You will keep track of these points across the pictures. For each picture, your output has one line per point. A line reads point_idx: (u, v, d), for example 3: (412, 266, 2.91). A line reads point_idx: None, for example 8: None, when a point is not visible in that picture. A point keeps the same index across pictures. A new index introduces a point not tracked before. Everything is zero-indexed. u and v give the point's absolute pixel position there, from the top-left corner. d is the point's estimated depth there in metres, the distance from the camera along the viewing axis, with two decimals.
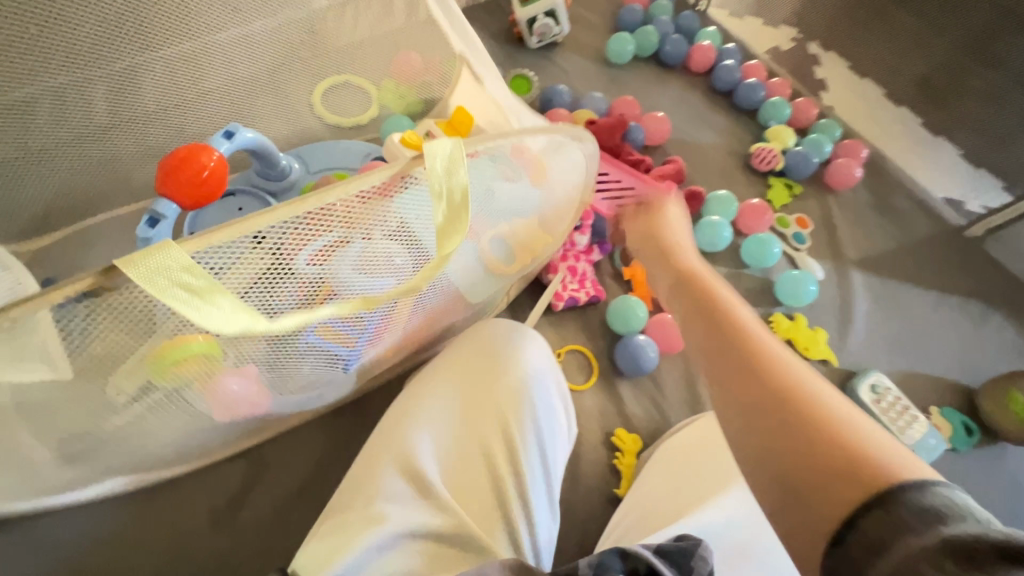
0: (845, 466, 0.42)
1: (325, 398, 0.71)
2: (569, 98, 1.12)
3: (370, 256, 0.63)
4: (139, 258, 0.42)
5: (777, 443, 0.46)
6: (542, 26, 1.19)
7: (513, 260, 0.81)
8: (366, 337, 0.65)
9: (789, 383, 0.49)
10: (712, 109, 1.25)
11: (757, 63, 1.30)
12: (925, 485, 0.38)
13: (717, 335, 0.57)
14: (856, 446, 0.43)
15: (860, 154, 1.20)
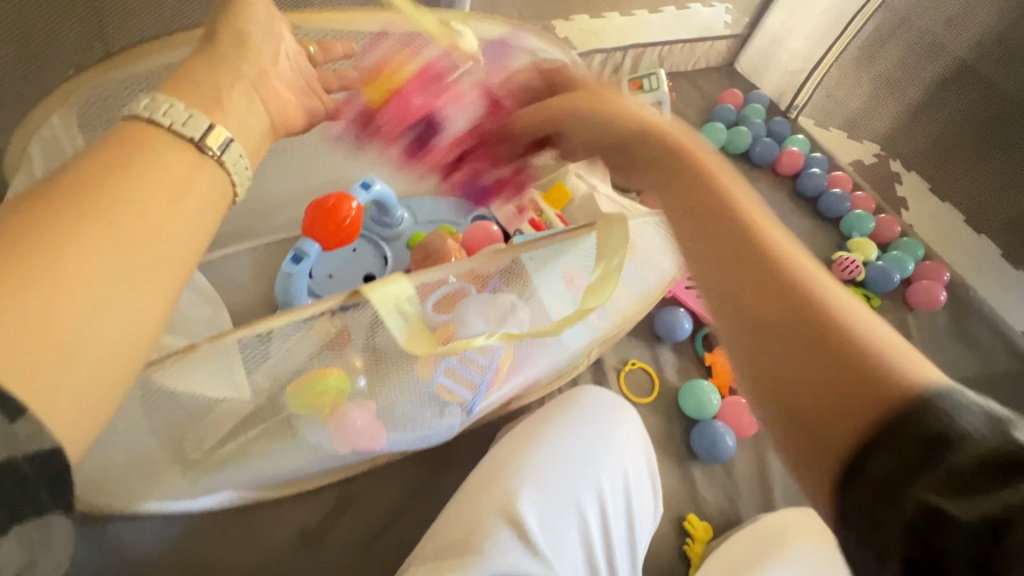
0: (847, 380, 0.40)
1: (427, 439, 0.74)
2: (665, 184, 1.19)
3: (496, 307, 0.68)
4: (376, 285, 0.51)
5: (800, 354, 0.42)
6: None
7: (611, 323, 0.85)
8: (484, 385, 0.72)
9: (825, 311, 0.43)
10: (795, 212, 1.31)
11: (844, 174, 1.35)
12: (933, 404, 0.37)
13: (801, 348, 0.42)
14: (864, 378, 0.40)
15: (943, 277, 1.22)
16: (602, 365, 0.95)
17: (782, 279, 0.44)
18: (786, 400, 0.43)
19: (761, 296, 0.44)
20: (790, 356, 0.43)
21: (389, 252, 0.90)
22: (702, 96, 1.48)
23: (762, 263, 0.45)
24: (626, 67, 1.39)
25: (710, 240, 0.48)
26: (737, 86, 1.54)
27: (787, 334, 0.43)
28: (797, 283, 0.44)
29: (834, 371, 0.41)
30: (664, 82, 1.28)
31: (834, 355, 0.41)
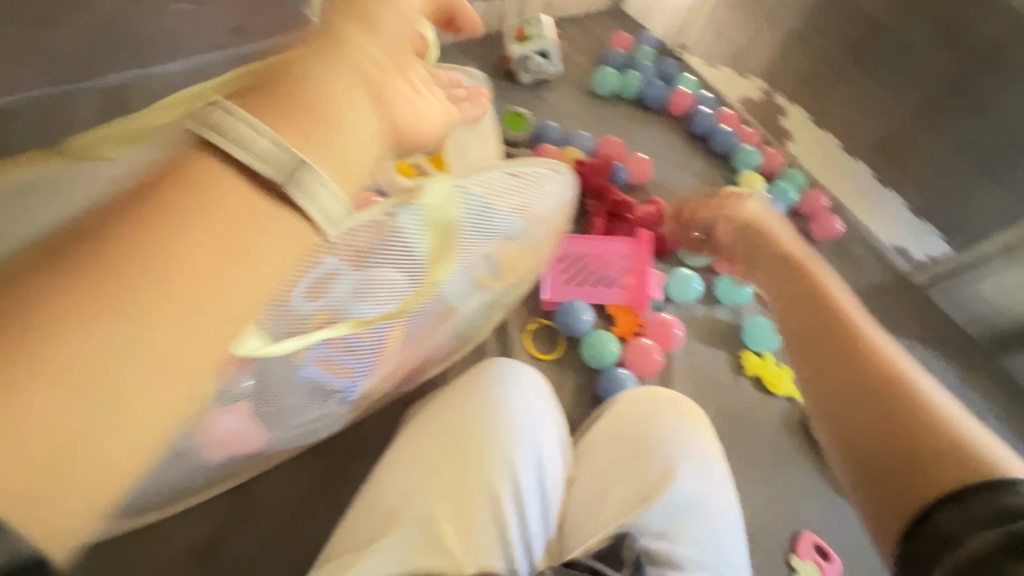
0: (920, 445, 0.53)
1: (317, 430, 0.71)
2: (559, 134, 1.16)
3: (369, 283, 0.63)
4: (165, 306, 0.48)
5: (864, 415, 0.57)
6: (534, 64, 1.24)
7: (501, 281, 0.84)
8: (365, 363, 0.68)
9: (904, 402, 0.56)
10: (689, 152, 1.33)
11: (731, 112, 1.39)
12: (1006, 485, 0.44)
13: (885, 415, 0.56)
14: (936, 449, 0.51)
15: (823, 203, 1.28)
16: (506, 329, 0.94)
17: (880, 373, 0.60)
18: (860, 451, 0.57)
19: (848, 398, 0.60)
20: (872, 419, 0.57)
21: None
22: (592, 40, 1.44)
23: (849, 355, 0.62)
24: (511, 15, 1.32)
25: (808, 317, 0.69)
26: (627, 29, 1.51)
27: (852, 399, 0.59)
28: (909, 422, 0.55)
29: (910, 458, 0.52)
30: (548, 28, 1.23)
31: (900, 430, 0.55)
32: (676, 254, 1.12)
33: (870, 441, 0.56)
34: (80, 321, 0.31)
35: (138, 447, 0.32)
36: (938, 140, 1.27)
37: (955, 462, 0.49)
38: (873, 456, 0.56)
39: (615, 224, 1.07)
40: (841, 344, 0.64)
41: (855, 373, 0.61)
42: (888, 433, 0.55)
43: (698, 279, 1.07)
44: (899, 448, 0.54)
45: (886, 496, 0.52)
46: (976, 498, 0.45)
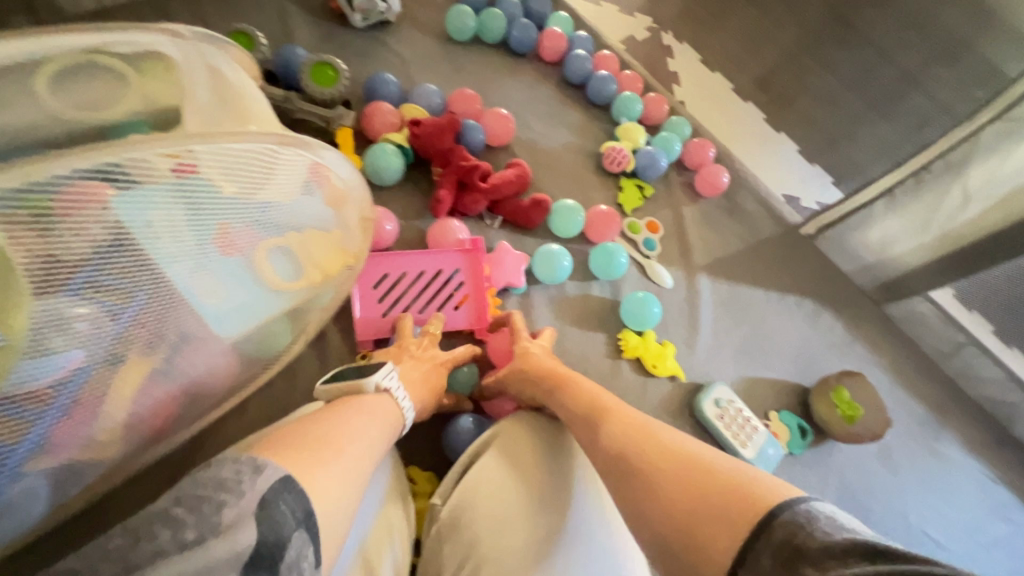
0: (718, 494, 0.51)
1: (3, 527, 0.51)
2: (398, 90, 0.96)
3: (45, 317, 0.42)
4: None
5: (666, 493, 0.54)
6: (364, 2, 1.01)
7: (298, 283, 0.67)
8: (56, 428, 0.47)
9: (678, 456, 0.56)
10: (564, 103, 1.17)
11: (610, 54, 1.23)
12: (790, 507, 0.46)
13: (669, 482, 0.54)
14: (725, 485, 0.51)
15: (709, 154, 1.15)
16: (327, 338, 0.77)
17: (639, 448, 0.59)
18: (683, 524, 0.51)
19: (637, 482, 0.57)
20: (679, 490, 0.53)
21: None
22: None
23: (629, 442, 0.60)
24: None
25: (573, 408, 0.69)
26: None
27: (654, 476, 0.56)
28: (692, 469, 0.54)
29: (714, 502, 0.50)
30: None
31: (707, 489, 0.52)
32: (544, 225, 0.97)
33: (684, 511, 0.52)
34: (337, 461, 0.52)
35: (337, 515, 0.49)
36: (824, 78, 1.16)
37: (742, 503, 0.48)
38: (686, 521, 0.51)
39: (466, 195, 0.90)
40: (613, 433, 0.63)
41: (647, 453, 0.58)
42: (684, 517, 0.51)
43: (569, 255, 0.92)
44: (695, 491, 0.52)
45: (716, 545, 0.47)
46: (765, 547, 0.44)
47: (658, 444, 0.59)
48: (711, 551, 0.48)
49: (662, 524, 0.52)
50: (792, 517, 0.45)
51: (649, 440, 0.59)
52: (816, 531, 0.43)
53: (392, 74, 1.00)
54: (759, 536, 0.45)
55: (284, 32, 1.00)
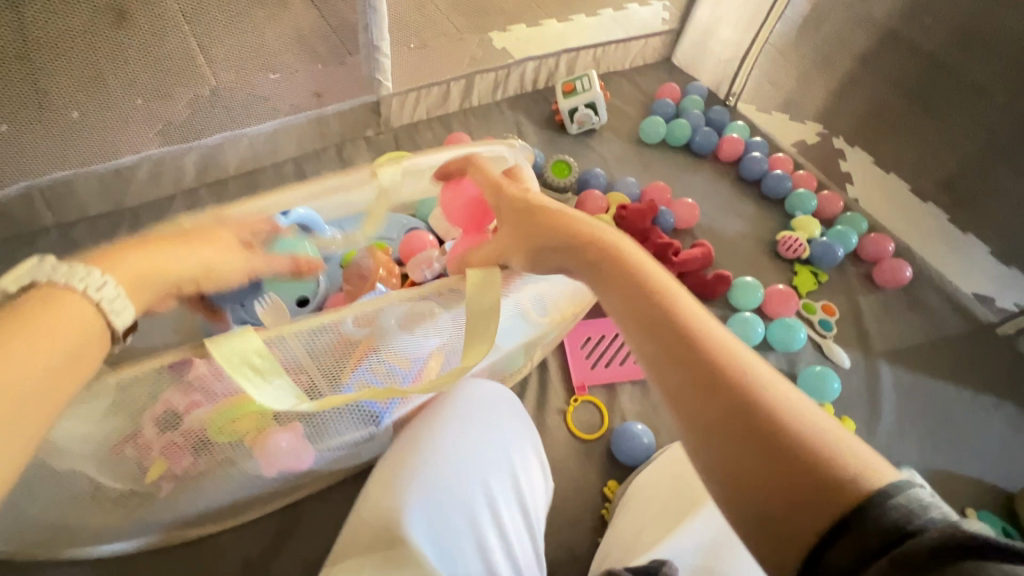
0: (821, 482, 0.38)
1: (356, 454, 0.77)
2: (605, 181, 1.20)
3: (413, 316, 0.69)
4: (225, 340, 0.53)
5: (746, 457, 0.41)
6: (583, 116, 1.31)
7: (548, 320, 0.87)
8: (403, 397, 0.72)
9: (765, 405, 0.42)
10: (738, 195, 1.33)
11: (784, 156, 1.38)
12: (890, 498, 0.36)
13: (751, 437, 0.41)
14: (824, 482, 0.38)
15: (888, 248, 1.21)
16: (546, 366, 0.96)
17: (715, 370, 0.45)
18: (727, 457, 0.42)
19: (668, 362, 0.47)
20: (695, 393, 0.45)
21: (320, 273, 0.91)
22: (640, 92, 1.50)
23: (661, 329, 0.48)
24: (561, 71, 1.41)
25: (625, 295, 0.52)
26: (676, 79, 1.56)
27: (698, 371, 0.45)
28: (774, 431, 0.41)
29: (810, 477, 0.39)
30: (597, 83, 1.30)
31: (740, 405, 0.42)
32: (724, 298, 1.11)
33: (699, 401, 0.44)
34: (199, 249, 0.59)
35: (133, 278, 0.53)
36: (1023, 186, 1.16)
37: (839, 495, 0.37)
38: (709, 446, 0.43)
39: (660, 266, 1.07)
40: (661, 328, 0.49)
41: (692, 341, 0.47)
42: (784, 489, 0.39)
43: (763, 324, 1.05)
44: (796, 479, 0.39)
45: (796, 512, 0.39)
46: (859, 527, 0.35)
47: (738, 371, 0.44)
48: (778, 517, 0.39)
49: (694, 429, 0.44)
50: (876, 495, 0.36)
51: (731, 369, 0.45)
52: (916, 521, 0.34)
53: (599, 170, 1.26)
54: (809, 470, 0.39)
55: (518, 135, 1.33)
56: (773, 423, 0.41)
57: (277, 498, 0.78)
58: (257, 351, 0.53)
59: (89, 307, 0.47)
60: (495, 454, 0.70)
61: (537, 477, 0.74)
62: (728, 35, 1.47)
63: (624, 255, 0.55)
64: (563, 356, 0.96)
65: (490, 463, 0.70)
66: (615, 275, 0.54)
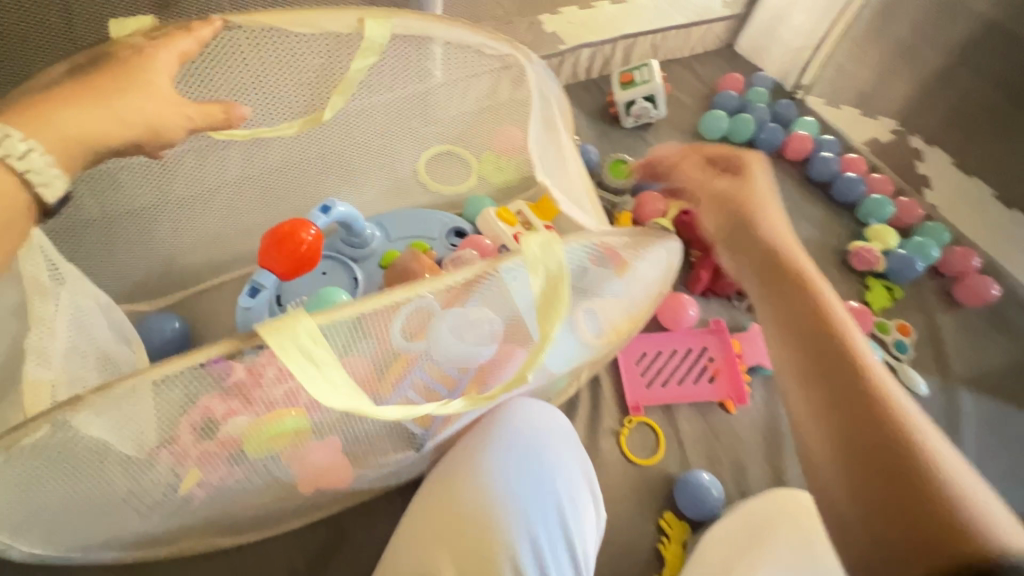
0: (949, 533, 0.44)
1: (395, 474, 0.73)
2: None
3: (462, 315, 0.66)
4: (277, 327, 0.53)
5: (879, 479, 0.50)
6: (640, 109, 1.22)
7: (604, 339, 0.83)
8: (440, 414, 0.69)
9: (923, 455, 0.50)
10: (805, 199, 1.23)
11: (858, 157, 1.26)
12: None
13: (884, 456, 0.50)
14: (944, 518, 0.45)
15: (973, 264, 1.11)
16: (597, 382, 0.90)
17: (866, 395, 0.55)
18: (851, 447, 0.53)
19: (829, 384, 0.58)
20: (846, 415, 0.54)
21: (361, 273, 0.86)
22: (700, 82, 1.40)
23: (845, 368, 0.58)
24: (617, 59, 1.32)
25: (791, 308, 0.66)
26: (739, 69, 1.45)
27: (863, 403, 0.55)
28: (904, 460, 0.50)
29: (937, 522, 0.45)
30: (657, 73, 1.21)
31: (886, 439, 0.51)
32: None
33: (847, 414, 0.55)
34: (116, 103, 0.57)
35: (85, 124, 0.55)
36: None
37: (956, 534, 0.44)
38: (833, 432, 0.55)
39: (724, 278, 1.00)
40: (831, 362, 0.59)
41: (859, 384, 0.56)
42: (908, 515, 0.47)
43: None
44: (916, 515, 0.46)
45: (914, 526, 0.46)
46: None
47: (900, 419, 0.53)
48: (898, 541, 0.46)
49: (825, 421, 0.56)
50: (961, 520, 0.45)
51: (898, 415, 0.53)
52: None
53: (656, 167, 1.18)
54: (912, 497, 0.47)
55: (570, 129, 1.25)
56: (906, 463, 0.49)
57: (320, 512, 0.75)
58: (311, 340, 0.54)
59: (11, 175, 0.51)
60: (535, 490, 0.67)
61: (583, 501, 0.69)
62: (802, 20, 1.34)
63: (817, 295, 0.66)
64: (617, 373, 0.91)
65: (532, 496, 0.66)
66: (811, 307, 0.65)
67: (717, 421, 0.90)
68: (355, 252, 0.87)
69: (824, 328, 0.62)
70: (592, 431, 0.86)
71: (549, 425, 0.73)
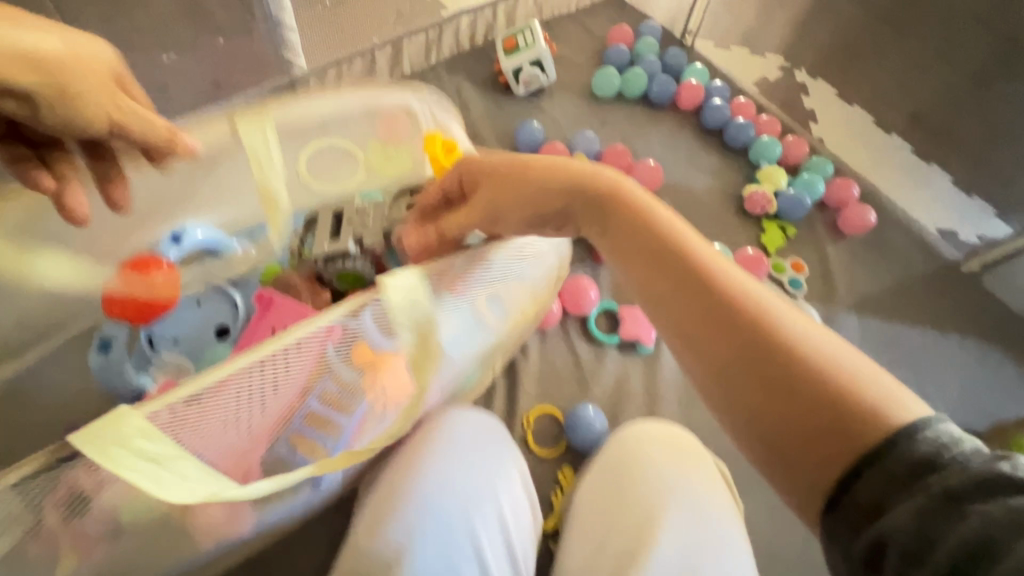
0: (847, 421, 0.42)
1: (303, 501, 0.70)
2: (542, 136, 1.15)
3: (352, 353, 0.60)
4: (96, 433, 0.44)
5: (766, 394, 0.46)
6: (529, 75, 1.18)
7: (507, 321, 0.81)
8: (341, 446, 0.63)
9: (794, 350, 0.46)
10: (700, 149, 1.25)
11: (746, 100, 1.28)
12: (915, 430, 0.39)
13: (747, 387, 0.47)
14: (850, 396, 0.43)
15: (854, 193, 1.18)
16: (512, 368, 0.91)
17: (772, 353, 0.46)
18: (797, 479, 0.43)
19: (757, 386, 0.46)
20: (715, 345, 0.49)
21: (240, 296, 0.80)
22: (591, 36, 1.36)
23: (722, 314, 0.49)
24: (501, 22, 1.25)
25: (685, 305, 0.51)
26: (629, 18, 1.41)
27: (758, 369, 0.46)
28: (817, 397, 0.44)
29: (821, 412, 0.43)
30: (541, 35, 1.15)
31: (822, 412, 0.43)
32: None
33: (794, 439, 0.44)
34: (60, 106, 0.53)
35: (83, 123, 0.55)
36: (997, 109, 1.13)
37: (858, 422, 0.42)
38: (783, 466, 0.45)
39: None
40: (680, 277, 0.52)
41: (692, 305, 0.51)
42: (852, 420, 0.42)
43: None
44: (812, 419, 0.44)
45: (816, 460, 0.42)
46: (892, 463, 0.39)
47: (773, 331, 0.47)
48: (811, 466, 0.43)
49: (763, 439, 0.46)
50: (954, 456, 0.37)
51: (819, 391, 0.44)
52: (954, 458, 0.37)
53: (539, 121, 1.18)
54: (857, 468, 0.40)
55: (460, 105, 1.19)
56: (849, 438, 0.41)
57: (235, 556, 0.73)
58: (137, 434, 0.46)
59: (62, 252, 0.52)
60: (485, 503, 0.68)
61: (517, 497, 0.72)
62: None
63: (762, 305, 0.49)
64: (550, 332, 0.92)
65: (471, 497, 0.68)
66: (689, 274, 0.52)
67: (633, 385, 0.93)
68: (229, 273, 0.82)
69: (658, 269, 0.53)
70: (512, 418, 0.88)
71: (486, 440, 0.74)
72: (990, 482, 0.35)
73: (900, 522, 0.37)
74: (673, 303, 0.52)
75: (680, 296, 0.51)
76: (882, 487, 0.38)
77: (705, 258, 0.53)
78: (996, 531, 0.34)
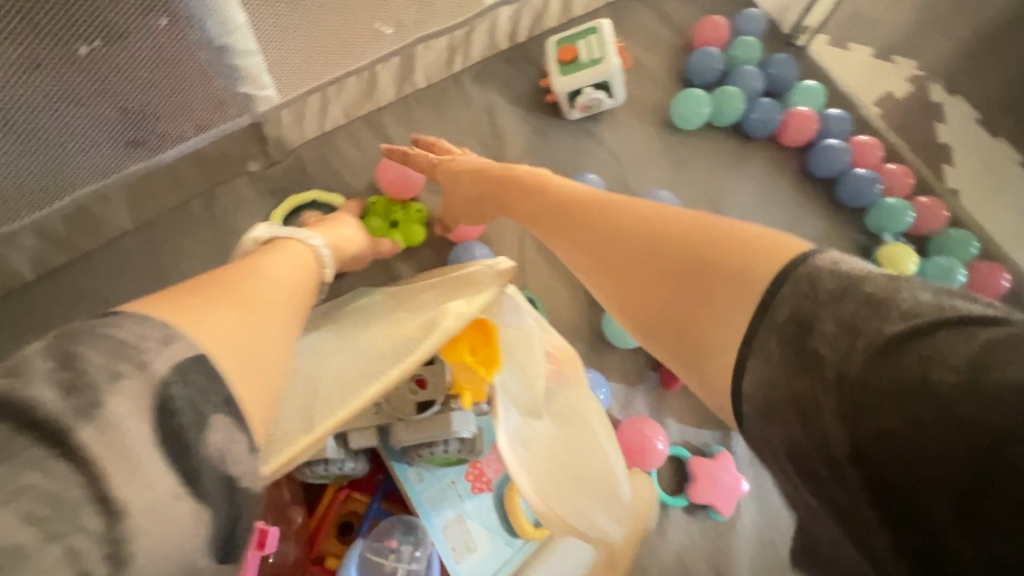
0: (736, 261, 0.38)
1: None
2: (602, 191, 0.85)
3: None
4: None
5: (663, 294, 0.42)
6: (588, 101, 0.85)
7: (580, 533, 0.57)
8: None
9: (672, 230, 0.44)
10: (800, 208, 0.95)
11: (871, 139, 0.96)
12: (800, 264, 0.35)
13: (644, 284, 0.44)
14: (731, 248, 0.39)
15: (999, 287, 0.90)
16: None
17: (659, 253, 0.43)
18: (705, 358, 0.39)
19: (657, 291, 0.43)
20: (648, 290, 0.43)
21: None
22: (671, 30, 1.00)
23: (603, 234, 0.49)
24: (553, 13, 0.90)
25: (579, 239, 0.52)
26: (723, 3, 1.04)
27: (649, 261, 0.44)
28: (700, 257, 0.41)
29: (710, 270, 0.40)
30: (611, 44, 0.81)
31: (714, 272, 0.39)
32: None
33: (690, 303, 0.40)
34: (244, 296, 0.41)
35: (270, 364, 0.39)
36: None
37: (740, 263, 0.38)
38: (698, 344, 0.39)
39: None
40: (570, 218, 0.53)
41: (632, 243, 0.46)
42: (726, 267, 0.39)
43: None
44: (701, 264, 0.40)
45: (714, 333, 0.38)
46: (772, 311, 0.34)
47: (655, 222, 0.45)
48: (705, 322, 0.39)
49: (675, 330, 0.41)
50: (830, 291, 0.33)
51: (706, 257, 0.40)
52: (847, 274, 0.34)
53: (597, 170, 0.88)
54: (753, 317, 0.35)
55: (492, 135, 0.88)
56: (743, 290, 0.37)
57: None
58: None
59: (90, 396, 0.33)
60: None
61: None
62: None
63: (644, 214, 0.47)
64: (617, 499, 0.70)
65: None
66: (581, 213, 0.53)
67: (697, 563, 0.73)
68: None
69: (557, 219, 0.55)
70: None
71: None
72: (916, 318, 0.31)
73: (883, 424, 0.30)
74: (566, 253, 0.54)
75: (575, 240, 0.52)
76: (804, 356, 0.32)
77: (581, 195, 0.54)
78: (936, 371, 0.29)
